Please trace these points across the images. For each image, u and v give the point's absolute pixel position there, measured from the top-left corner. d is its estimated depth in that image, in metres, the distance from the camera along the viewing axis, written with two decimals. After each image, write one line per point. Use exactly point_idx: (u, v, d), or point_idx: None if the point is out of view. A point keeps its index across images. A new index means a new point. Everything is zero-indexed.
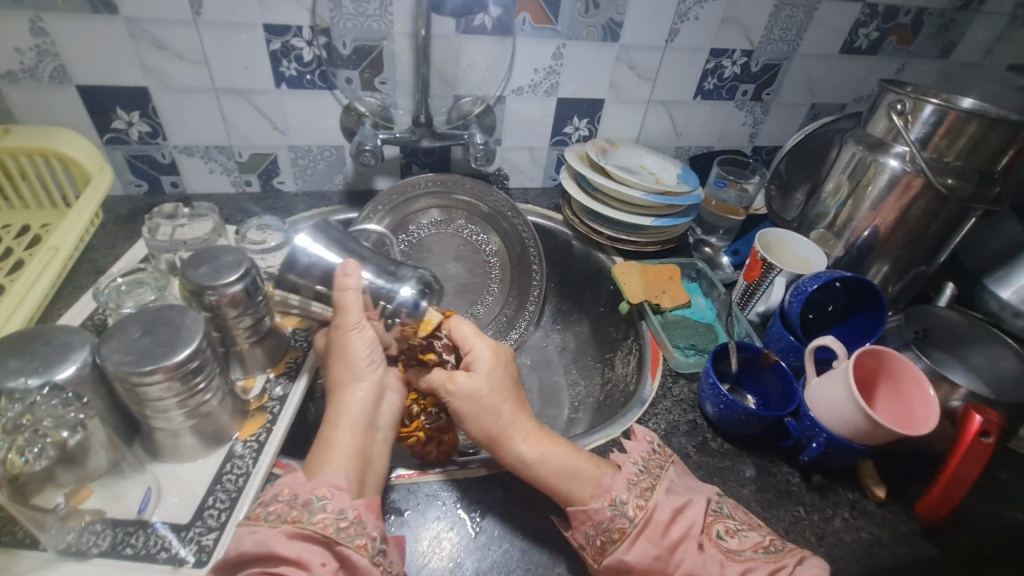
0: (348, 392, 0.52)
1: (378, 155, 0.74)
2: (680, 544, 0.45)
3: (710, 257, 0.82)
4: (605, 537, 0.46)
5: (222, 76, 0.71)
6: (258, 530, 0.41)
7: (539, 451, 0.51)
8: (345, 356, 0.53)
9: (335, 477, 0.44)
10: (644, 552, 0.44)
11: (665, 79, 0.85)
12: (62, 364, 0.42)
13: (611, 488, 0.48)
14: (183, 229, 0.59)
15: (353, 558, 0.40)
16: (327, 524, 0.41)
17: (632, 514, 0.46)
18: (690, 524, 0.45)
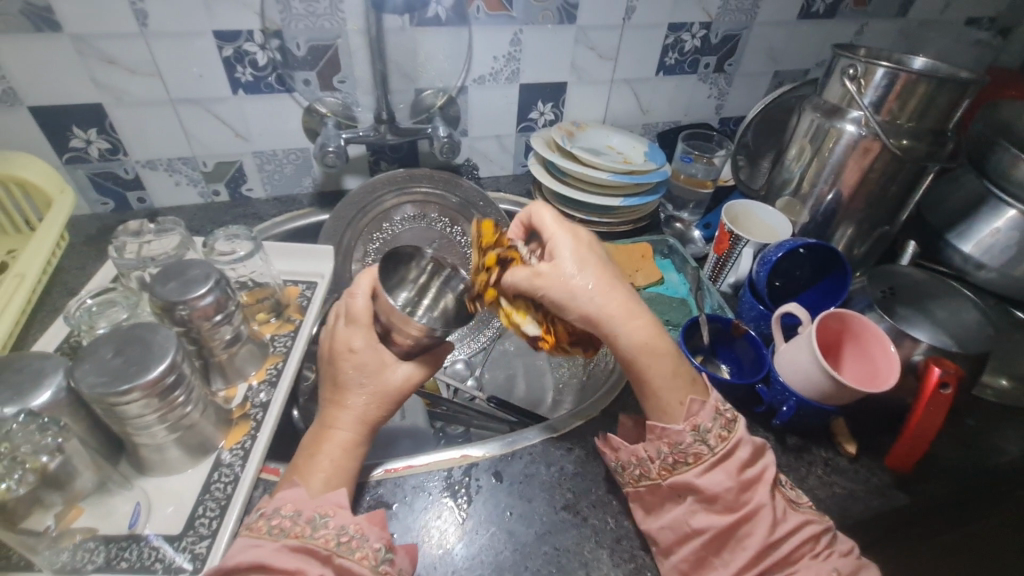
0: (340, 410, 0.49)
1: (343, 155, 0.74)
2: (754, 485, 0.45)
3: (682, 232, 0.83)
4: (677, 458, 0.47)
5: (178, 87, 0.70)
6: (260, 544, 0.41)
7: (643, 340, 0.47)
8: (338, 372, 0.50)
9: (293, 493, 0.44)
10: (720, 486, 0.45)
11: (625, 57, 0.85)
12: (36, 391, 0.42)
13: (696, 414, 0.47)
14: (149, 245, 0.59)
15: (353, 569, 0.41)
16: (329, 538, 0.42)
17: (712, 443, 0.46)
18: (766, 467, 0.46)
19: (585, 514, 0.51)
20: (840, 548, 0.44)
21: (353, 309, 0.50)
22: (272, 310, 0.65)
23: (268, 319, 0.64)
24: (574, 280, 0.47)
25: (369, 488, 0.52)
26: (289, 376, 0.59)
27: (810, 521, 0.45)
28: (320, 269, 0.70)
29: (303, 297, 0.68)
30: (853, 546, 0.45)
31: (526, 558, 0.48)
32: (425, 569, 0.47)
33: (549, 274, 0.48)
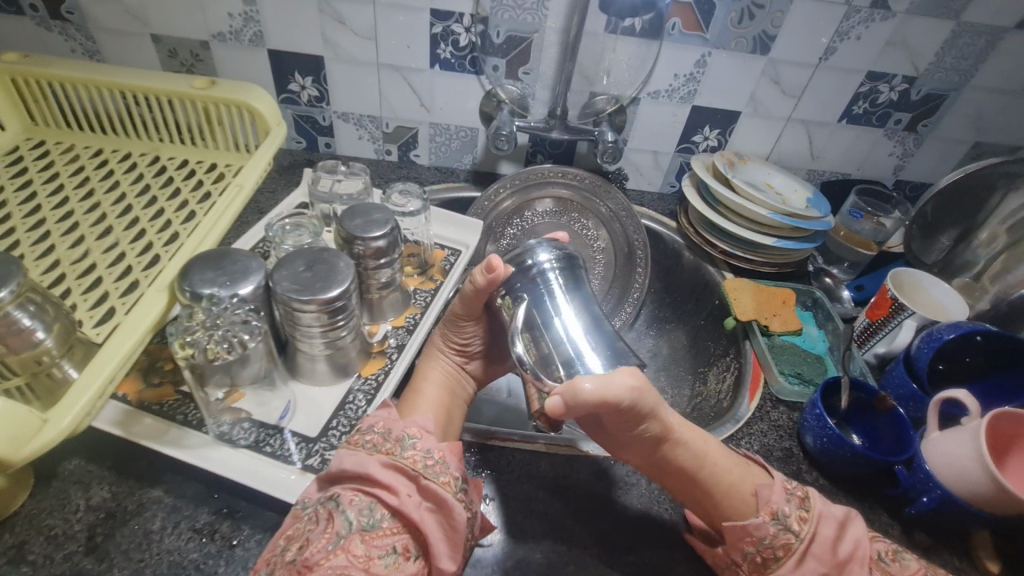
0: (436, 357, 0.60)
1: (512, 140, 0.78)
2: (851, 563, 0.43)
3: (830, 288, 0.78)
4: (766, 554, 0.45)
5: (387, 53, 0.78)
6: (357, 453, 0.44)
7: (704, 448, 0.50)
8: (449, 326, 0.60)
9: (423, 420, 0.47)
10: (816, 572, 0.43)
11: (810, 98, 0.81)
12: (244, 281, 0.49)
13: (771, 500, 0.46)
14: (340, 183, 0.67)
15: (435, 492, 0.42)
16: (415, 459, 0.44)
17: (796, 529, 0.45)
18: (857, 544, 0.44)
19: (678, 540, 0.50)
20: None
21: (467, 292, 0.55)
22: (419, 266, 0.70)
23: (414, 273, 0.70)
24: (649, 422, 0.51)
25: (478, 449, 0.55)
26: (425, 328, 0.64)
27: None
28: (467, 240, 0.75)
29: (447, 262, 0.72)
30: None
31: (614, 563, 0.48)
32: (514, 540, 0.49)
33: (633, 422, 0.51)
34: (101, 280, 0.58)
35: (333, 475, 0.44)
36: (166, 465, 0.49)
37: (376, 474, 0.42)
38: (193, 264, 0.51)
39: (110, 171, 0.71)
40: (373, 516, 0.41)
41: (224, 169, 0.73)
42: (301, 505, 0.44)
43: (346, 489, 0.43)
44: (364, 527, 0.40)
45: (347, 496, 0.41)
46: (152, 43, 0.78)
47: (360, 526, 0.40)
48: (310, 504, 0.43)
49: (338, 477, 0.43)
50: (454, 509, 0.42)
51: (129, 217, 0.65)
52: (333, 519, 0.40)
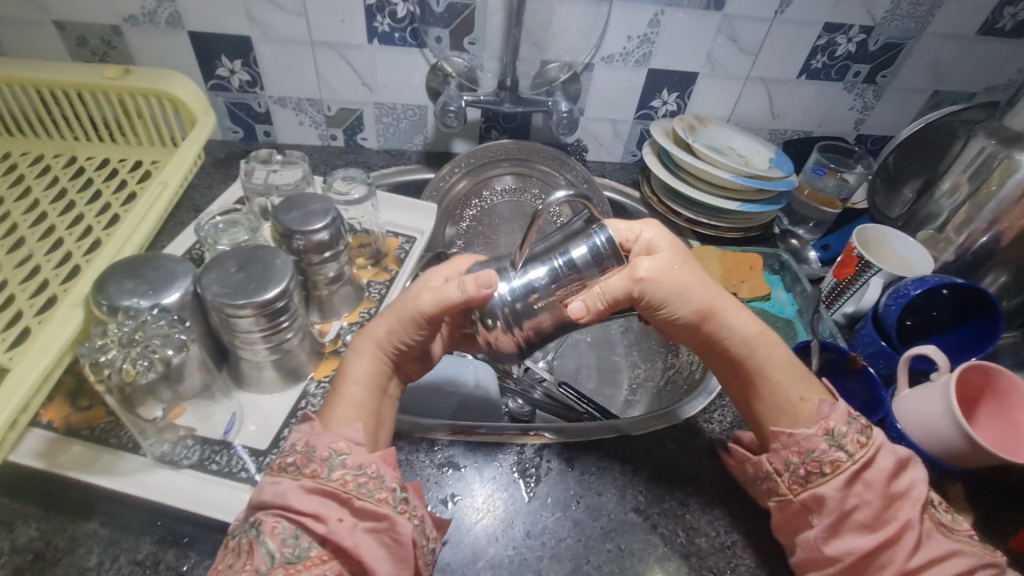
0: (364, 348, 0.49)
1: (461, 116, 0.74)
2: (899, 501, 0.42)
3: (797, 250, 0.76)
4: (810, 468, 0.44)
5: (320, 29, 0.72)
6: (280, 481, 0.41)
7: (755, 331, 0.48)
8: (389, 320, 0.48)
9: (351, 432, 0.43)
10: (858, 498, 0.42)
11: (768, 54, 0.79)
12: (168, 289, 0.45)
13: (829, 416, 0.45)
14: (276, 174, 0.63)
15: (372, 512, 0.40)
16: (347, 481, 0.41)
17: (850, 451, 0.43)
18: (913, 485, 0.43)
19: (654, 522, 0.49)
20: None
21: (444, 290, 0.45)
22: (372, 257, 0.66)
23: (367, 264, 0.66)
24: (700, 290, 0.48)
25: (442, 446, 0.52)
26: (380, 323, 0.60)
27: (959, 552, 0.41)
28: (421, 225, 0.71)
29: (401, 250, 0.68)
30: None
31: (589, 551, 0.46)
32: (484, 538, 0.46)
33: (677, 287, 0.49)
34: (14, 297, 0.53)
35: (254, 503, 0.41)
36: (100, 494, 0.45)
37: (302, 503, 0.39)
38: (108, 274, 0.46)
39: (21, 175, 0.65)
40: (298, 546, 0.38)
41: (149, 167, 0.68)
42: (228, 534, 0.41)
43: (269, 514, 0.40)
44: (287, 559, 0.38)
45: (270, 526, 0.39)
46: (56, 31, 0.71)
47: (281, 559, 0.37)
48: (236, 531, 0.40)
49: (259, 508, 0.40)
50: (396, 527, 0.40)
51: (44, 225, 0.59)
52: (254, 552, 0.37)
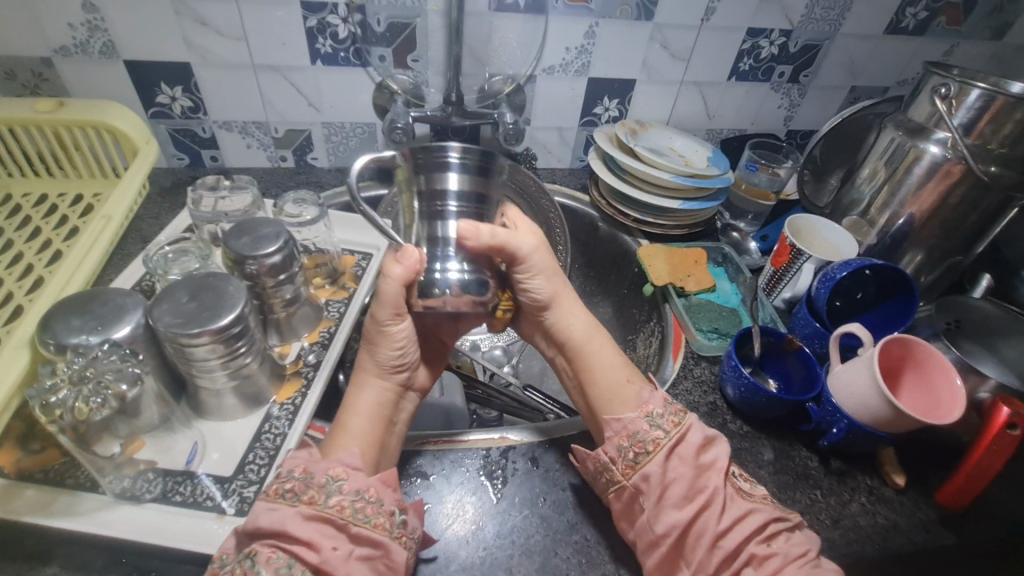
0: (367, 380, 0.53)
1: (410, 132, 0.75)
2: (706, 472, 0.46)
3: (738, 241, 0.81)
4: (638, 449, 0.48)
5: (262, 53, 0.73)
6: (276, 508, 0.41)
7: (586, 331, 0.56)
8: (375, 346, 0.53)
9: (349, 457, 0.45)
10: (675, 471, 0.46)
11: (699, 59, 0.83)
12: (118, 324, 0.45)
13: (647, 401, 0.50)
14: (224, 201, 0.62)
15: (368, 537, 0.41)
16: (343, 506, 0.42)
17: (667, 429, 0.48)
18: (717, 456, 0.47)
19: None
20: (786, 551, 0.42)
21: (382, 290, 0.50)
22: (328, 277, 0.67)
23: (324, 284, 0.66)
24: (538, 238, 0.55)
25: (409, 457, 0.53)
26: (340, 341, 0.61)
27: (754, 510, 0.44)
28: (377, 242, 0.72)
29: (358, 267, 0.69)
30: (802, 549, 0.42)
31: (557, 545, 0.48)
32: (455, 542, 0.48)
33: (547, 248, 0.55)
34: None
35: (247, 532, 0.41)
36: (58, 537, 0.44)
37: (301, 528, 0.40)
38: (53, 312, 0.45)
39: None
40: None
41: (92, 200, 0.66)
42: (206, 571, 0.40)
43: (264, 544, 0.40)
44: None
45: (268, 551, 0.39)
46: None
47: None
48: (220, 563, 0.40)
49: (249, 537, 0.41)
50: (392, 554, 0.41)
51: None
52: None
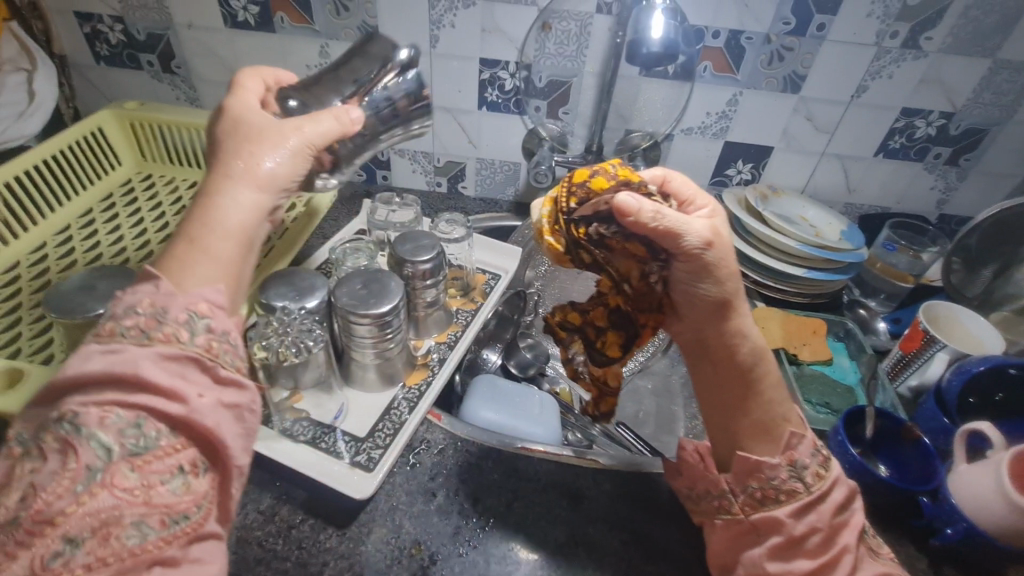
0: (235, 186, 0.40)
1: (551, 174, 0.84)
2: (840, 531, 0.45)
3: (864, 319, 0.78)
4: (766, 494, 0.47)
5: (440, 97, 0.87)
6: (114, 348, 0.33)
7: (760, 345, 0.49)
8: (253, 147, 0.42)
9: (213, 292, 0.37)
10: (809, 524, 0.45)
11: (844, 133, 0.84)
12: (310, 295, 0.58)
13: (795, 448, 0.48)
14: (393, 214, 0.75)
15: (233, 381, 0.35)
16: (211, 346, 0.35)
17: (807, 481, 0.46)
18: (851, 516, 0.46)
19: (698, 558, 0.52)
20: None
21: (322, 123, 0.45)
22: (462, 288, 0.77)
23: (457, 294, 0.76)
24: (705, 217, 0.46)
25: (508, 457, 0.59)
26: (463, 345, 0.70)
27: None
28: (507, 266, 0.81)
29: (487, 285, 0.79)
30: None
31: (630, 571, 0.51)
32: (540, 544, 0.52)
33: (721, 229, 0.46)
34: None
35: (68, 369, 0.32)
36: None
37: (145, 360, 0.32)
38: (268, 280, 0.59)
39: None
40: (141, 418, 0.31)
41: (296, 199, 0.84)
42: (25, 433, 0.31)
43: (82, 403, 0.31)
44: (132, 452, 0.30)
45: (93, 415, 0.30)
46: None
47: (125, 447, 0.30)
48: (17, 458, 0.30)
49: (101, 337, 0.33)
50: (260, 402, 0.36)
51: None
52: (74, 453, 0.29)
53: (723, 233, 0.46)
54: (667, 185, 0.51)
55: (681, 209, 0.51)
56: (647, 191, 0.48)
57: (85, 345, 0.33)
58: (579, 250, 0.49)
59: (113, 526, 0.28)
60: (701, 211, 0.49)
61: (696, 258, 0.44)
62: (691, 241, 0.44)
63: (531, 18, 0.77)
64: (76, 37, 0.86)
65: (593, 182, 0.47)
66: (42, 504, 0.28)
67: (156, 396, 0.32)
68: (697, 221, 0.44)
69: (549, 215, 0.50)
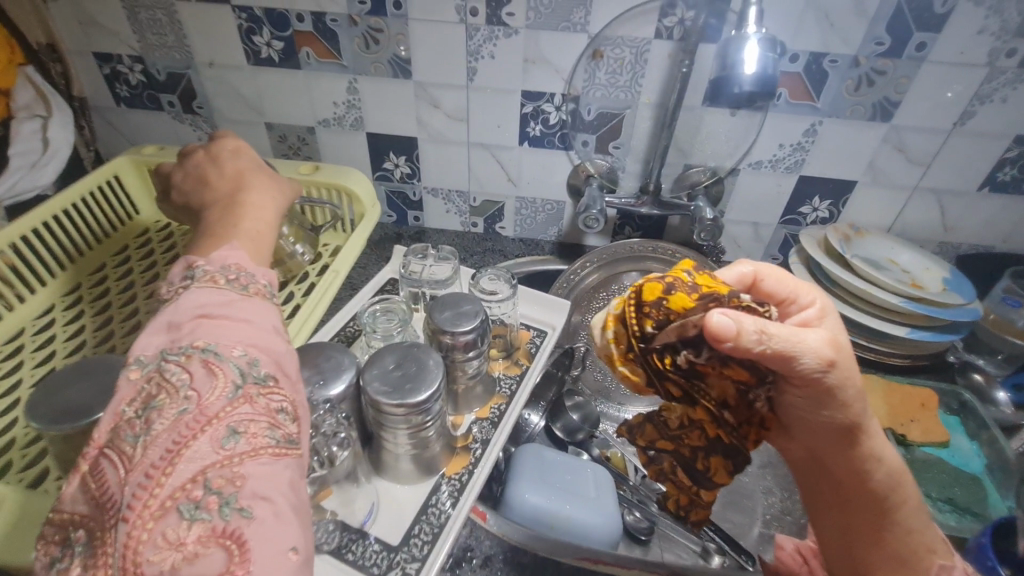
0: (257, 194, 0.51)
1: (602, 218, 0.75)
2: None
3: (980, 387, 0.67)
4: None
5: (478, 133, 0.79)
6: (217, 290, 0.39)
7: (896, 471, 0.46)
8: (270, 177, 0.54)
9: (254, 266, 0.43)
10: None
11: (942, 166, 0.72)
12: (335, 381, 0.50)
13: None
14: (430, 269, 0.68)
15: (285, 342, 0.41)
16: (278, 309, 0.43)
17: None
18: None
19: None
20: None
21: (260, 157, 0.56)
22: (504, 349, 0.68)
23: (499, 356, 0.67)
24: (815, 338, 0.41)
25: None
26: (510, 421, 0.61)
27: None
28: (555, 322, 0.72)
29: (532, 343, 0.70)
30: None
31: None
32: None
33: (843, 351, 0.42)
34: None
35: (182, 318, 0.36)
36: None
37: (247, 315, 0.38)
38: None
39: None
40: (255, 358, 0.36)
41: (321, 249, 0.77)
42: (137, 363, 0.34)
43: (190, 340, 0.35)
44: (255, 381, 0.35)
45: (224, 348, 0.35)
46: (266, 130, 0.84)
47: (252, 376, 0.35)
48: (143, 378, 0.33)
49: (195, 301, 0.37)
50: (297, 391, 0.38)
51: None
52: (213, 374, 0.33)
53: (844, 345, 0.42)
54: (759, 284, 0.48)
55: (783, 308, 0.48)
56: (738, 303, 0.43)
57: (178, 306, 0.37)
58: (663, 381, 0.45)
59: (254, 429, 0.33)
60: (806, 311, 0.46)
61: (817, 381, 0.41)
62: (807, 364, 0.40)
63: (581, 45, 0.69)
64: (96, 79, 0.82)
65: (671, 300, 0.44)
66: (202, 406, 0.32)
67: (258, 340, 0.37)
68: (810, 339, 0.41)
69: (618, 341, 0.47)
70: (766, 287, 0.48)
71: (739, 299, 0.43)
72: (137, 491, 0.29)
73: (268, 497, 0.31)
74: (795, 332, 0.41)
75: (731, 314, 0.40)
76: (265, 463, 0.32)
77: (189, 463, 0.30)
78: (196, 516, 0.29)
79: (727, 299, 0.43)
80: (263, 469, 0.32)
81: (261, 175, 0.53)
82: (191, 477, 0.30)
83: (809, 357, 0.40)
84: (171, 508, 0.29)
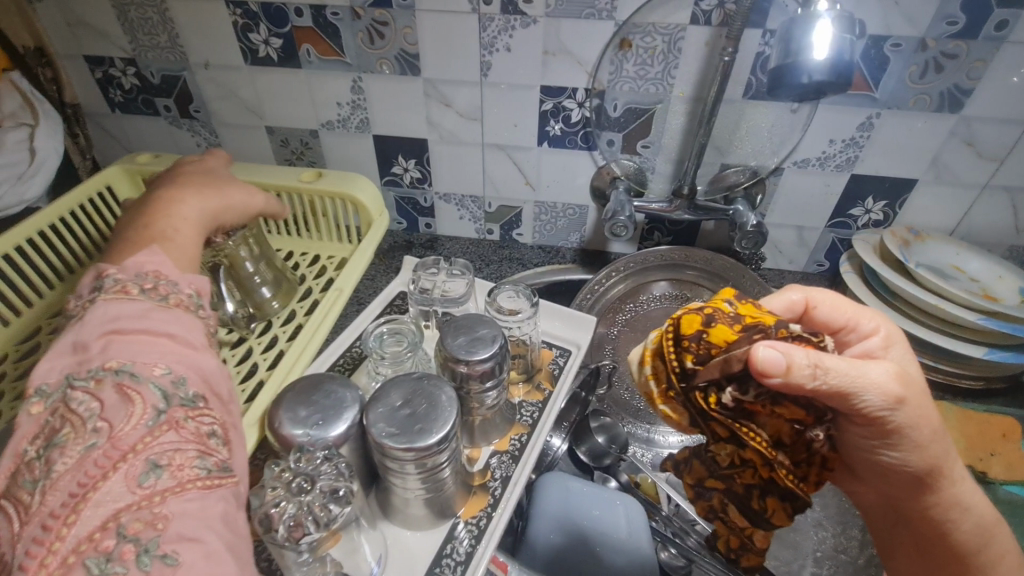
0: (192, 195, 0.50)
1: (631, 225, 0.68)
2: None
3: None
4: None
5: (494, 134, 0.73)
6: (131, 302, 0.36)
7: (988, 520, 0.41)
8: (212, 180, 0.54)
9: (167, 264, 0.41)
10: None
11: (1018, 161, 0.64)
12: (336, 421, 0.44)
13: None
14: (444, 283, 0.62)
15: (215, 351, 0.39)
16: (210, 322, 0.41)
17: None
18: None
19: None
20: None
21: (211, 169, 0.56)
22: (524, 372, 0.61)
23: (519, 380, 0.61)
24: (883, 374, 0.36)
25: None
26: (533, 455, 0.54)
27: None
28: (580, 340, 0.66)
29: (555, 364, 0.63)
30: None
31: None
32: None
33: (914, 387, 0.37)
34: None
35: (90, 336, 0.33)
36: None
37: (168, 324, 0.36)
38: (286, 395, 0.46)
39: None
40: (181, 376, 0.33)
41: (326, 262, 0.71)
42: (38, 395, 0.31)
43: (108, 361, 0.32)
44: (182, 404, 0.32)
45: (142, 367, 0.32)
46: (267, 134, 0.79)
47: (177, 399, 0.32)
48: (45, 411, 0.30)
49: (105, 314, 0.35)
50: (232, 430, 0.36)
51: None
52: (134, 400, 0.30)
53: (912, 379, 0.37)
54: (813, 313, 0.44)
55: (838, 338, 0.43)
56: (786, 335, 0.37)
57: (85, 324, 0.34)
58: (709, 422, 0.38)
59: (180, 461, 0.30)
60: (869, 340, 0.42)
61: (882, 420, 0.36)
62: (871, 401, 0.35)
63: (606, 34, 0.62)
64: (88, 83, 0.77)
65: (712, 333, 0.38)
66: (114, 438, 0.29)
67: (184, 355, 0.35)
68: (873, 373, 0.35)
69: (657, 378, 0.40)
70: (818, 313, 0.43)
71: (789, 330, 0.37)
72: (31, 549, 0.25)
73: (199, 537, 0.28)
74: (857, 367, 0.35)
75: (780, 346, 0.34)
76: (194, 499, 0.29)
77: (98, 509, 0.27)
78: (109, 569, 0.25)
79: (776, 330, 0.37)
80: (191, 505, 0.29)
81: (204, 183, 0.52)
82: (103, 524, 0.26)
83: (877, 397, 0.35)
84: (76, 563, 0.25)
